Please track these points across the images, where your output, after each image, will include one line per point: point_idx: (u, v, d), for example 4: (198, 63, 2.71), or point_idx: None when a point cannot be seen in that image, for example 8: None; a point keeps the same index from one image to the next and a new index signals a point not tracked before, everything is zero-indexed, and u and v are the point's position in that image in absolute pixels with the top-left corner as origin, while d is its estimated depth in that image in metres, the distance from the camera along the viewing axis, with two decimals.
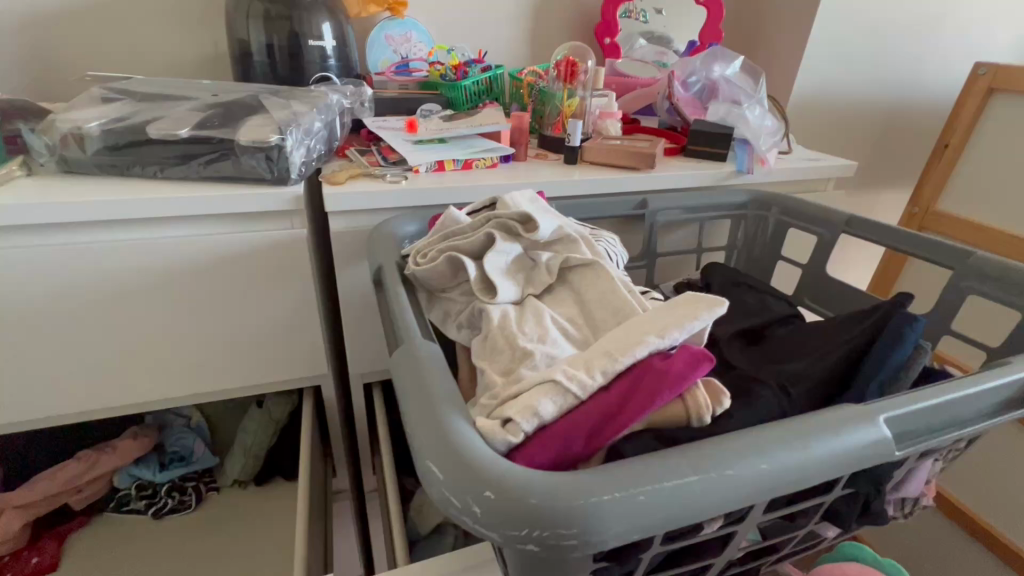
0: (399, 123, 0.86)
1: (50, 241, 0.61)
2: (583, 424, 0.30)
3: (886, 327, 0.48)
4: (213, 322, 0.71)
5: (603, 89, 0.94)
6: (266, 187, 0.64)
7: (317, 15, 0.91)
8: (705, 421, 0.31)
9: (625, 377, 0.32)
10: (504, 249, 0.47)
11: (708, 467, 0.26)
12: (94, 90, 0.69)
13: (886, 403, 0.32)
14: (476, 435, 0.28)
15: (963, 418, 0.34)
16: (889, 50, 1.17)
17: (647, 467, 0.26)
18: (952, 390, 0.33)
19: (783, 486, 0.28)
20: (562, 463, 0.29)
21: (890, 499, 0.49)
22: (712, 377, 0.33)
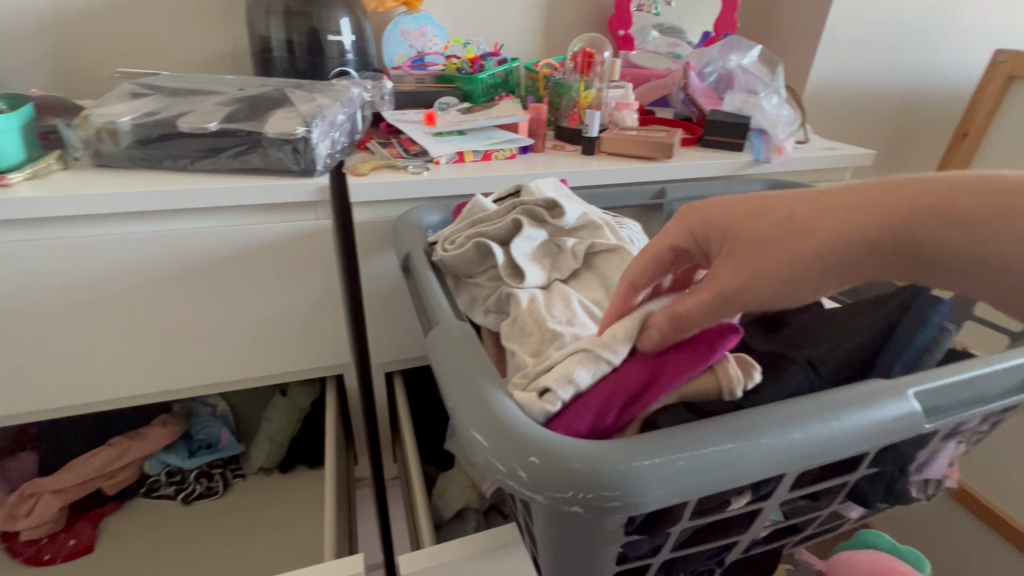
0: (418, 116, 0.87)
1: (86, 232, 0.63)
2: (618, 394, 0.31)
3: (911, 310, 0.49)
4: (242, 311, 0.73)
5: (619, 81, 0.94)
6: (292, 179, 0.66)
7: (336, 11, 0.93)
8: (736, 396, 0.32)
9: (659, 350, 0.32)
10: (529, 236, 0.48)
11: (742, 436, 0.27)
12: (124, 86, 0.71)
13: (914, 378, 0.32)
14: (517, 408, 0.29)
15: (992, 394, 0.34)
16: (909, 39, 1.16)
17: (682, 436, 0.27)
18: (977, 366, 0.34)
19: (815, 456, 0.29)
20: (598, 433, 0.30)
21: (914, 480, 0.49)
22: (743, 353, 0.33)
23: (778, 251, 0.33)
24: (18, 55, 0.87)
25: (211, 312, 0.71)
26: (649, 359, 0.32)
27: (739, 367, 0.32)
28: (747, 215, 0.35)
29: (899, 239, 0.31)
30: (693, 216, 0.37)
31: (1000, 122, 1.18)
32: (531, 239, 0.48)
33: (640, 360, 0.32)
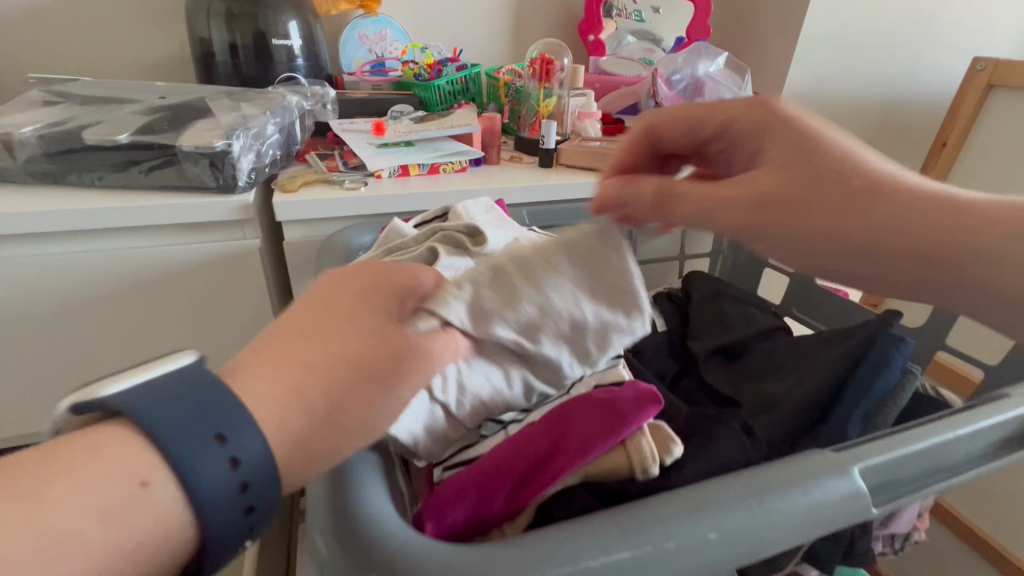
0: (367, 125, 0.81)
1: None
2: (514, 465, 0.27)
3: (872, 350, 0.44)
4: (161, 340, 0.66)
5: (581, 89, 0.90)
6: (210, 196, 0.60)
7: (283, 13, 0.87)
8: (651, 474, 0.27)
9: (566, 411, 0.28)
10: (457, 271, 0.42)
11: (641, 539, 0.23)
12: (33, 94, 0.65)
13: (864, 451, 0.28)
14: (382, 504, 0.25)
15: (953, 463, 0.30)
16: (889, 45, 1.13)
17: (567, 543, 0.22)
18: (936, 431, 0.29)
19: (735, 556, 0.24)
20: (479, 522, 0.26)
21: (879, 536, 0.45)
22: (661, 422, 0.29)
23: (826, 195, 0.33)
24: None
25: (126, 341, 0.65)
26: (553, 420, 0.28)
27: (655, 441, 0.28)
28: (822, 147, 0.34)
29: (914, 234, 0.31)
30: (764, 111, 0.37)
31: (980, 130, 1.15)
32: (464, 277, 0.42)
33: (544, 422, 0.28)
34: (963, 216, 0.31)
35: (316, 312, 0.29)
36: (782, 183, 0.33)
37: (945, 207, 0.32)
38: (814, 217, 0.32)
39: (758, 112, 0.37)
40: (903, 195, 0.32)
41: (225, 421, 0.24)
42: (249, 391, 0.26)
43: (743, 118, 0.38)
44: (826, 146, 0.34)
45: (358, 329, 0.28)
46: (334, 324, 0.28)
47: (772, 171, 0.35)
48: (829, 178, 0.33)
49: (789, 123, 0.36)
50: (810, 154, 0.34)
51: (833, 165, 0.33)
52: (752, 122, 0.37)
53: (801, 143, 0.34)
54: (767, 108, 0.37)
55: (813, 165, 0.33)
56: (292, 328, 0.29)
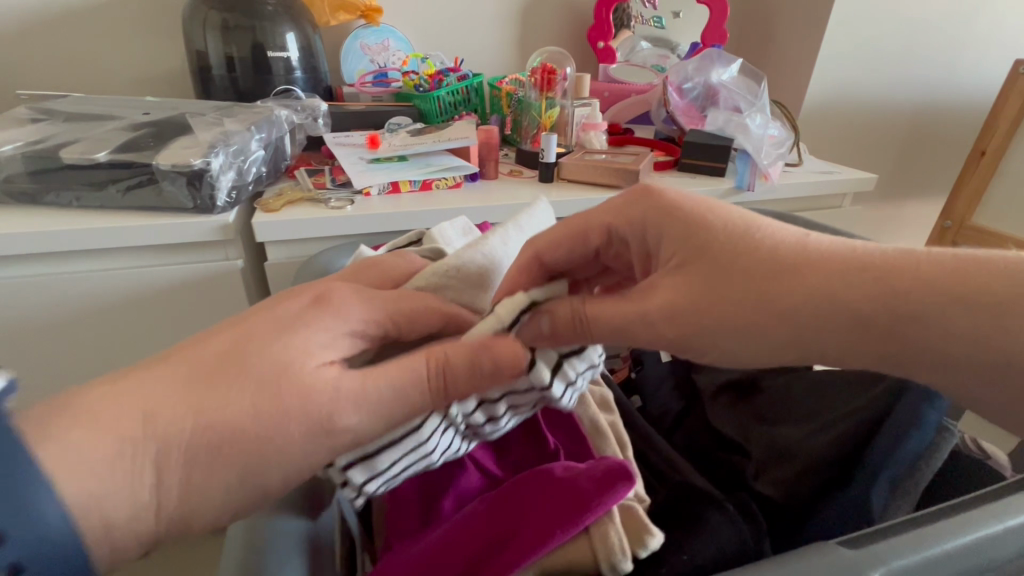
0: (361, 139, 0.79)
1: None
2: (480, 534, 0.27)
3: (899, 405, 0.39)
4: (143, 363, 0.64)
5: (586, 98, 0.85)
6: (188, 216, 0.58)
7: (280, 25, 0.85)
8: (619, 569, 0.26)
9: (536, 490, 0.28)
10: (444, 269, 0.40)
11: None
12: (20, 112, 0.64)
13: (879, 547, 0.23)
14: None
15: (998, 563, 0.24)
16: (920, 48, 1.06)
17: None
18: (969, 522, 0.24)
19: None
20: None
21: None
22: (635, 506, 0.28)
23: (756, 277, 0.30)
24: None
25: (107, 365, 0.63)
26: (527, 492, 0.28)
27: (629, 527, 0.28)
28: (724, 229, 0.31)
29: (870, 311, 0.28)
30: (648, 210, 0.34)
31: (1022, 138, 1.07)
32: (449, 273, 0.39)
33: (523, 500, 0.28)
34: (879, 272, 0.28)
35: (243, 352, 0.26)
36: (695, 287, 0.31)
37: (867, 273, 0.28)
38: (734, 316, 0.30)
39: (638, 211, 0.35)
40: (841, 269, 0.28)
41: (16, 516, 0.19)
42: (76, 449, 0.22)
43: (627, 220, 0.35)
44: (722, 236, 0.31)
45: (281, 395, 0.25)
46: (267, 358, 0.26)
47: (673, 276, 0.32)
48: (749, 273, 0.30)
49: (680, 217, 0.33)
50: (697, 254, 0.32)
51: (733, 262, 0.30)
52: (635, 226, 0.35)
53: (692, 235, 0.32)
54: (654, 208, 0.34)
55: (723, 263, 0.31)
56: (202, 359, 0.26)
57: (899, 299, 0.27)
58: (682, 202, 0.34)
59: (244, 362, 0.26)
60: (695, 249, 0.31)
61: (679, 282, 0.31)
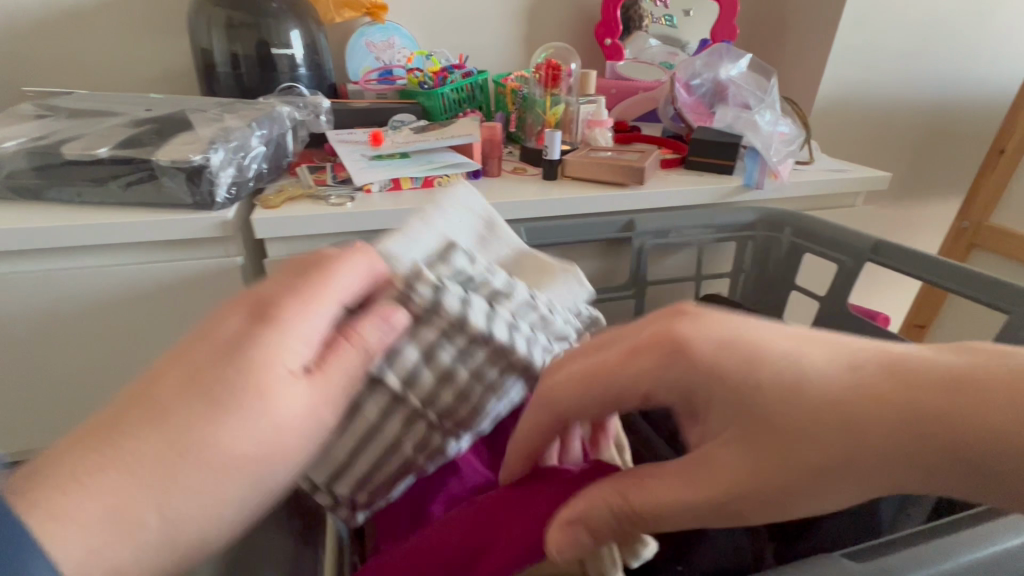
0: (364, 136, 0.78)
1: None
2: (478, 535, 0.31)
3: None
4: (144, 359, 0.64)
5: (591, 95, 0.84)
6: (187, 212, 0.58)
7: (285, 22, 0.85)
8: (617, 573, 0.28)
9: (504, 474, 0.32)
10: (410, 239, 0.36)
11: None
12: (25, 108, 0.64)
13: (889, 561, 0.22)
14: None
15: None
16: (937, 44, 1.03)
17: None
18: (974, 537, 0.23)
19: None
20: None
21: None
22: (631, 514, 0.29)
23: (825, 474, 0.24)
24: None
25: (109, 361, 0.63)
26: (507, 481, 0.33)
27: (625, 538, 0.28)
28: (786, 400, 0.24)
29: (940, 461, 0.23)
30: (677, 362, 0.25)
31: None
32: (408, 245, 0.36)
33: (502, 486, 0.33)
34: (931, 392, 0.24)
35: (215, 378, 0.24)
36: (762, 474, 0.24)
37: (934, 422, 0.23)
38: (807, 486, 0.24)
39: (668, 368, 0.25)
40: (905, 439, 0.23)
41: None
42: (52, 522, 0.20)
43: (656, 381, 0.26)
44: (783, 407, 0.24)
45: (253, 430, 0.24)
46: (238, 394, 0.24)
47: (728, 458, 0.25)
48: (806, 438, 0.24)
49: (709, 365, 0.25)
50: (760, 428, 0.24)
51: (784, 428, 0.24)
52: (675, 385, 0.25)
53: (743, 401, 0.24)
54: (682, 360, 0.25)
55: (789, 434, 0.24)
56: (166, 389, 0.24)
57: (947, 426, 0.23)
58: (710, 349, 0.25)
59: (198, 412, 0.23)
60: (753, 438, 0.24)
61: (739, 466, 0.24)
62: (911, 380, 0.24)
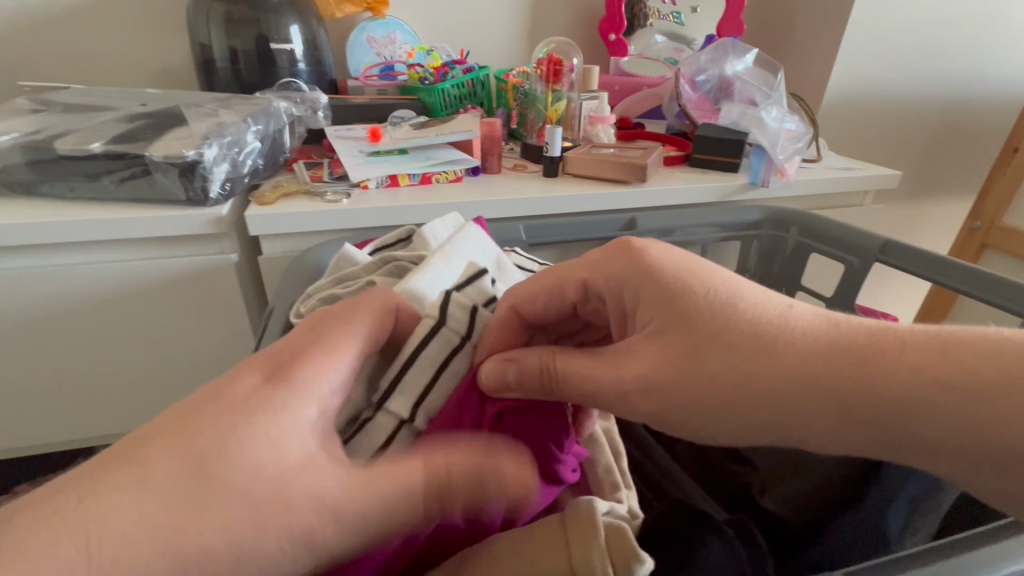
0: (363, 132, 0.77)
1: None
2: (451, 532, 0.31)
3: None
4: (141, 356, 0.64)
5: (594, 91, 0.83)
6: (181, 209, 0.57)
7: (284, 17, 0.84)
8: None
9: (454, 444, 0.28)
10: (433, 270, 0.38)
11: None
12: (21, 103, 0.64)
13: None
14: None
15: None
16: (950, 40, 1.01)
17: None
18: None
19: None
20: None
21: None
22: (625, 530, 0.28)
23: (728, 361, 0.28)
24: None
25: (105, 357, 0.63)
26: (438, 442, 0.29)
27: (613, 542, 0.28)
28: (705, 297, 0.30)
29: (845, 380, 0.26)
30: (623, 264, 0.32)
31: None
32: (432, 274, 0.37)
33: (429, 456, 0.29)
34: (842, 342, 0.27)
35: (224, 458, 0.22)
36: (676, 359, 0.29)
37: (845, 349, 0.27)
38: (689, 381, 0.29)
39: (619, 265, 0.33)
40: (821, 354, 0.27)
41: None
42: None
43: (609, 280, 0.33)
44: (703, 306, 0.30)
45: (251, 514, 0.22)
46: (243, 472, 0.22)
47: (650, 343, 0.30)
48: (705, 333, 0.29)
49: (653, 268, 0.32)
50: (668, 326, 0.30)
51: (693, 324, 0.29)
52: (617, 286, 0.32)
53: (673, 303, 0.30)
54: (631, 260, 0.32)
55: (694, 331, 0.29)
56: (175, 442, 0.22)
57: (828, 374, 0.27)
58: (664, 262, 0.32)
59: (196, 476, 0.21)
60: (670, 321, 0.30)
61: (656, 349, 0.30)
62: (822, 330, 0.28)
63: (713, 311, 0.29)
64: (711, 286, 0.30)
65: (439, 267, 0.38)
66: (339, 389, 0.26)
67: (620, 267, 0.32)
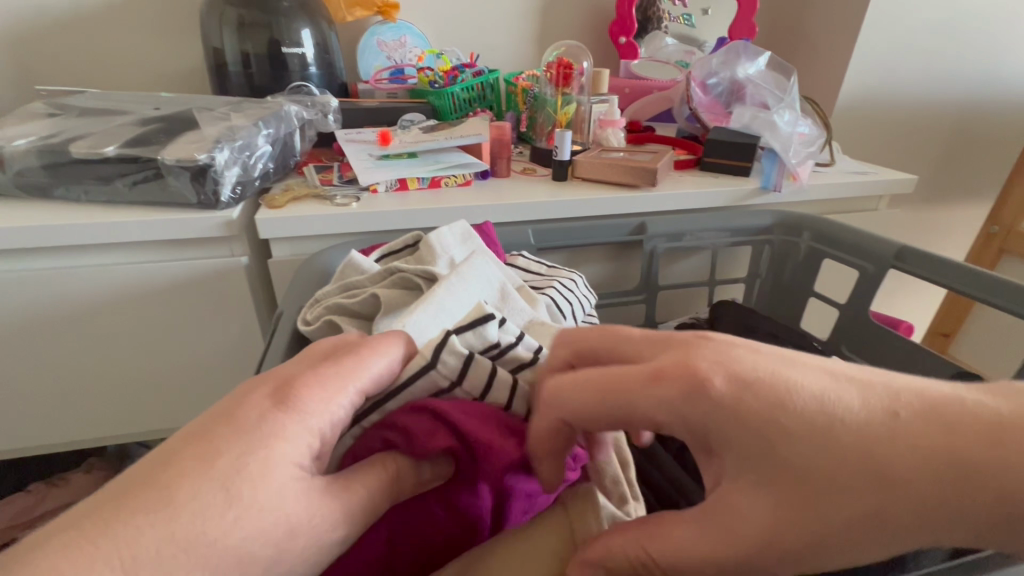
0: (373, 135, 0.77)
1: None
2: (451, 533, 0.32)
3: None
4: (154, 357, 0.64)
5: (604, 94, 0.82)
6: (192, 212, 0.57)
7: (296, 21, 0.85)
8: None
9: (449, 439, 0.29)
10: (436, 303, 0.36)
11: None
12: (38, 107, 0.65)
13: None
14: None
15: None
16: (968, 41, 0.99)
17: None
18: None
19: None
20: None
21: None
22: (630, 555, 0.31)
23: (859, 524, 0.23)
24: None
25: (119, 358, 0.63)
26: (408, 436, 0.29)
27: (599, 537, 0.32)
28: (821, 448, 0.23)
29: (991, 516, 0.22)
30: (703, 389, 0.25)
31: None
32: (433, 306, 0.36)
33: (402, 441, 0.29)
34: (989, 477, 0.22)
35: (236, 468, 0.23)
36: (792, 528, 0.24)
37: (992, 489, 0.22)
38: (817, 542, 0.24)
39: (697, 396, 0.24)
40: (964, 500, 0.22)
41: None
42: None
43: (677, 417, 0.25)
44: (819, 460, 0.23)
45: (263, 518, 0.23)
46: (253, 478, 0.23)
47: (752, 498, 0.24)
48: (820, 488, 0.23)
49: (740, 398, 0.24)
50: (767, 477, 0.24)
51: (801, 474, 0.23)
52: (694, 426, 0.25)
53: (779, 456, 0.23)
54: (710, 390, 0.24)
55: (811, 483, 0.23)
56: (188, 463, 0.23)
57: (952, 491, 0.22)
58: (753, 383, 0.24)
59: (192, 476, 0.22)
60: (779, 479, 0.24)
61: (762, 509, 0.24)
62: (937, 438, 0.23)
63: (834, 464, 0.23)
64: (814, 420, 0.23)
65: (443, 297, 0.37)
66: (335, 401, 0.27)
67: (699, 396, 0.24)
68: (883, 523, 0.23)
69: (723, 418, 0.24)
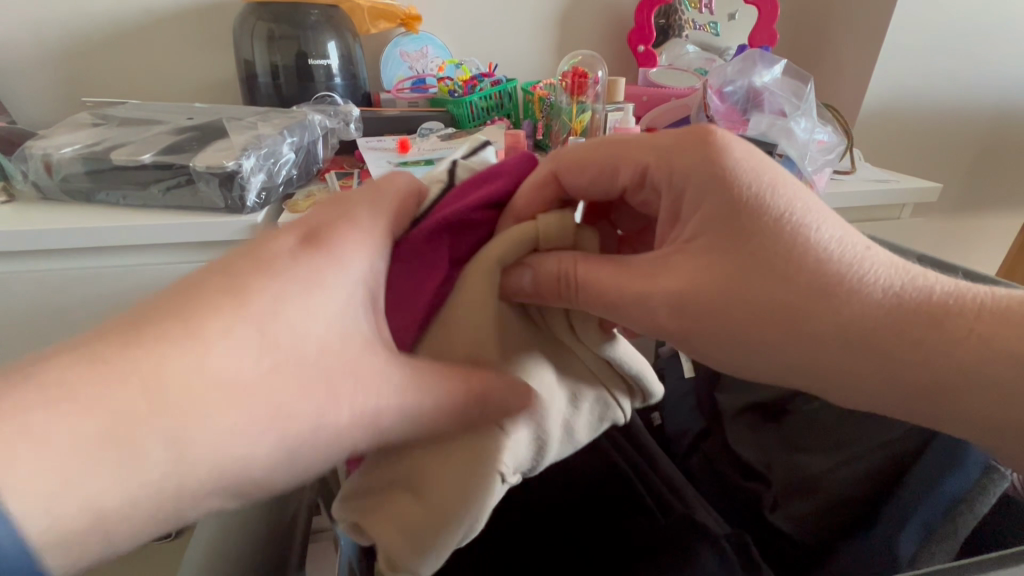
0: (392, 143, 0.80)
1: (14, 268, 0.60)
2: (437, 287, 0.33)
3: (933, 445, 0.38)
4: None
5: (619, 103, 0.83)
6: (220, 216, 0.60)
7: (323, 34, 0.88)
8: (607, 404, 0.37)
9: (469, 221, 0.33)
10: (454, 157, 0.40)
11: None
12: (83, 117, 0.69)
13: None
14: None
15: None
16: (998, 47, 0.97)
17: None
18: None
19: None
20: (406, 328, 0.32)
21: None
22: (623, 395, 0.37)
23: (774, 292, 0.29)
24: (22, 85, 0.88)
25: None
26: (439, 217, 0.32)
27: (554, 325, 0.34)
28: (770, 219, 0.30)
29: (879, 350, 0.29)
30: (687, 143, 0.31)
31: None
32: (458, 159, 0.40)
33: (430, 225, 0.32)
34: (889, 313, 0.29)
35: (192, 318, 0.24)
36: (713, 279, 0.30)
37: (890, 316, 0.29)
38: (747, 333, 0.30)
39: (688, 152, 0.31)
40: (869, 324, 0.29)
41: None
42: None
43: (660, 160, 0.32)
44: (760, 221, 0.30)
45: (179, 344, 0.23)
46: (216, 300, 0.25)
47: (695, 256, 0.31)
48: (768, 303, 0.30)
49: (716, 167, 0.30)
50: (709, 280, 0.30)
51: (743, 231, 0.30)
52: (671, 177, 0.31)
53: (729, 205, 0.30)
54: (701, 151, 0.31)
55: (756, 247, 0.29)
56: (160, 311, 0.24)
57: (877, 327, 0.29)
58: (735, 163, 0.30)
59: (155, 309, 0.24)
60: (721, 227, 0.30)
61: (702, 261, 0.30)
62: (858, 278, 0.29)
63: (769, 241, 0.29)
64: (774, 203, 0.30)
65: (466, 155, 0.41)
66: (379, 217, 0.32)
67: (676, 157, 0.31)
68: (793, 313, 0.29)
69: (687, 170, 0.31)
